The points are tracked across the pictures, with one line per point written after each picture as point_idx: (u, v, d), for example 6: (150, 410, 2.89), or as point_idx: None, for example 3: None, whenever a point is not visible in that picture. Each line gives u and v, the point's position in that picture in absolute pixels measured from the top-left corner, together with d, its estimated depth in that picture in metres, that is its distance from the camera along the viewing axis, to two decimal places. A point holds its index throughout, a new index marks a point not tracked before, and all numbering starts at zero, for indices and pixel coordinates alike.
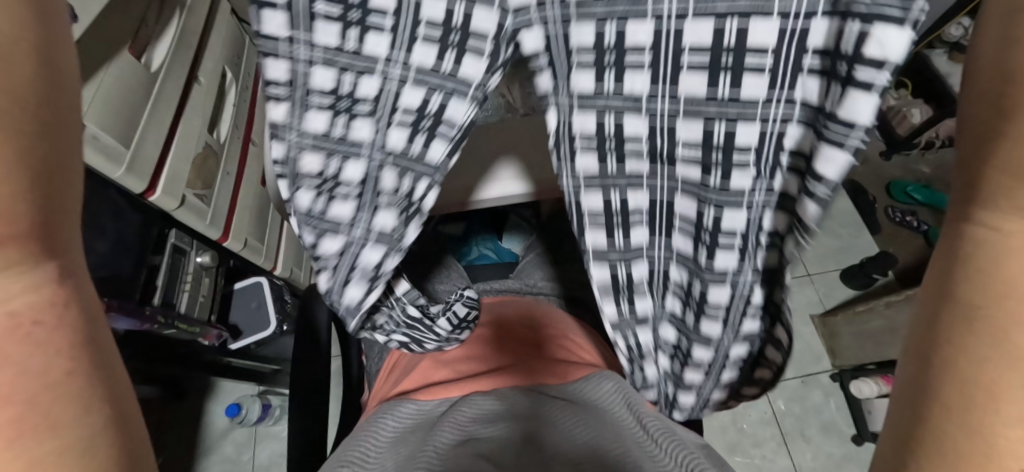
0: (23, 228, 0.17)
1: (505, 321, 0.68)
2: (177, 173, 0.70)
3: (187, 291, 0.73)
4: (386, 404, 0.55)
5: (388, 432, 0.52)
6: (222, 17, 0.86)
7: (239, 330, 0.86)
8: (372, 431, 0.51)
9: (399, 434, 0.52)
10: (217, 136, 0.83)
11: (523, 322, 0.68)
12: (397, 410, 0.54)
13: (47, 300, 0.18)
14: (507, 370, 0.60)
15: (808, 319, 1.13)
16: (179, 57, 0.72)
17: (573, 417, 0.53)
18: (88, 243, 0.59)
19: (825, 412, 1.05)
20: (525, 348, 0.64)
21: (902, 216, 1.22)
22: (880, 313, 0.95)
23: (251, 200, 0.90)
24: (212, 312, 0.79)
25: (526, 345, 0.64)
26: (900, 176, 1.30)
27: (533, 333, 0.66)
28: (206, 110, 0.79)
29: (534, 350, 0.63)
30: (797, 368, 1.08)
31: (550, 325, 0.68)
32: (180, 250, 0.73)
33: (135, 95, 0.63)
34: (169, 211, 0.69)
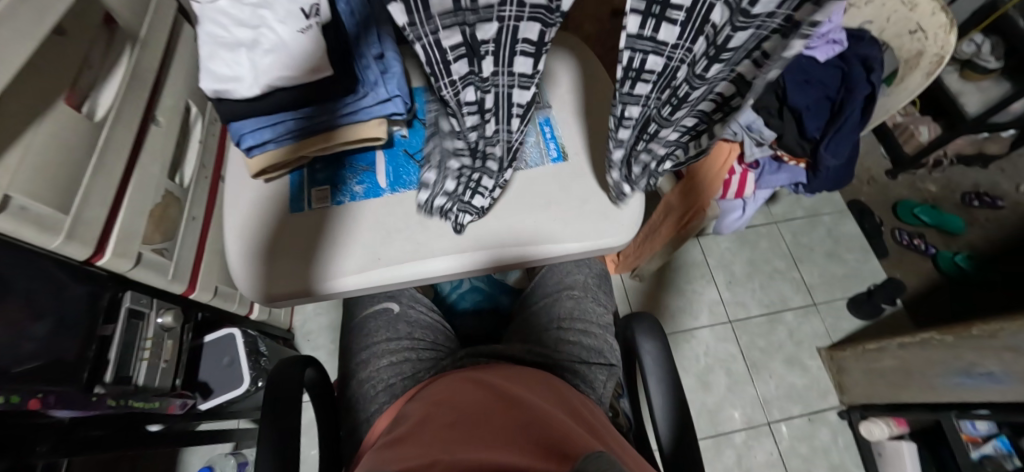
0: None
1: (512, 380, 0.56)
2: (130, 231, 0.63)
3: (146, 360, 0.67)
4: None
5: None
6: (183, 44, 0.77)
7: (210, 388, 0.79)
8: None
9: None
10: (180, 179, 0.75)
11: (535, 385, 0.56)
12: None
13: None
14: (508, 434, 0.47)
15: (814, 351, 1.08)
16: (130, 100, 0.64)
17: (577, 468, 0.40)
18: (22, 328, 0.52)
19: (833, 452, 1.01)
20: (535, 407, 0.51)
21: (909, 239, 1.18)
22: (893, 354, 0.89)
23: (220, 243, 0.83)
24: (177, 376, 0.73)
25: (536, 405, 0.51)
26: (906, 196, 1.25)
27: (546, 397, 0.54)
28: (165, 152, 0.71)
29: (546, 410, 0.51)
30: (803, 404, 1.04)
31: (565, 393, 0.56)
32: (136, 314, 0.66)
33: (75, 150, 0.55)
34: (122, 272, 0.62)
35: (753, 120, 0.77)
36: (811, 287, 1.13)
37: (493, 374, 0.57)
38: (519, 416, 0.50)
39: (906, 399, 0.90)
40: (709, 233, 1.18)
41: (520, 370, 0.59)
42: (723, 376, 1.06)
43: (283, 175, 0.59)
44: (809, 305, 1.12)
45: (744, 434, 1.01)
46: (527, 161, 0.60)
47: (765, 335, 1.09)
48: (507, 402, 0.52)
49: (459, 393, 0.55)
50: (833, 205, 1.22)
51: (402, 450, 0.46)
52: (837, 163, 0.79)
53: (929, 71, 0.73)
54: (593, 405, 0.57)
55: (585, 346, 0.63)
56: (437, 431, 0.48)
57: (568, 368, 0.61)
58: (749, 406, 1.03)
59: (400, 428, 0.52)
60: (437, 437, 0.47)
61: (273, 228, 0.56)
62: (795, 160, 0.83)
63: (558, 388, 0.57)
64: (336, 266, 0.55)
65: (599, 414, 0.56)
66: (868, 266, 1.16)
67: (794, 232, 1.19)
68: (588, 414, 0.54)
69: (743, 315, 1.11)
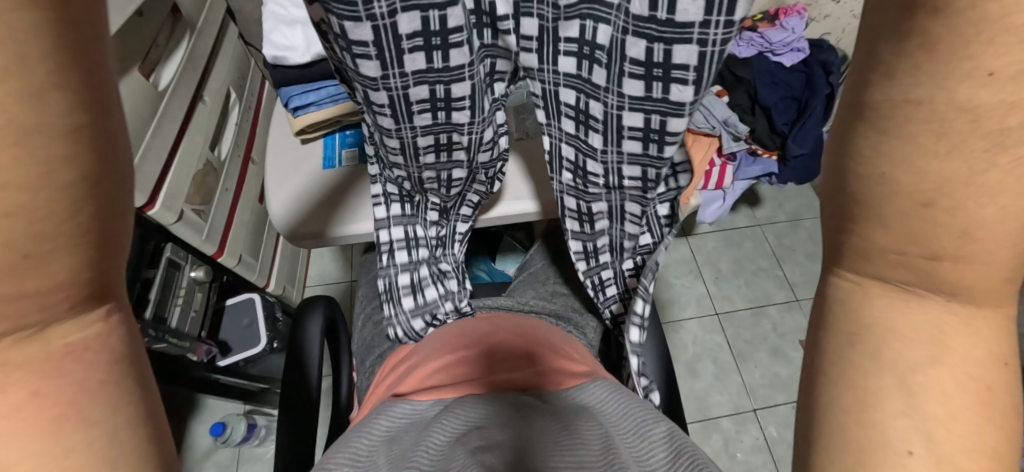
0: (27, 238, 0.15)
1: (501, 319, 0.62)
2: (177, 188, 0.71)
3: (179, 307, 0.74)
4: (380, 405, 0.50)
5: (378, 435, 0.47)
6: (230, 41, 0.88)
7: (229, 346, 0.86)
8: (363, 431, 0.46)
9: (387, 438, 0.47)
10: (218, 153, 0.84)
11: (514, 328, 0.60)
12: (390, 414, 0.49)
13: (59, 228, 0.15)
14: (505, 372, 0.54)
15: (797, 344, 1.13)
16: (185, 78, 0.74)
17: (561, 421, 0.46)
18: None
19: None
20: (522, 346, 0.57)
21: None
22: None
23: (247, 216, 0.91)
24: (203, 327, 0.80)
25: (522, 341, 0.58)
26: None
27: (529, 327, 0.60)
28: (209, 128, 0.80)
29: (528, 347, 0.57)
30: (788, 393, 1.09)
31: (540, 325, 0.62)
32: (174, 265, 0.73)
33: (141, 113, 0.64)
34: (165, 224, 0.69)
35: (726, 116, 0.89)
36: (794, 284, 1.20)
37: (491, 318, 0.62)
38: (509, 356, 0.56)
39: None
40: (697, 232, 1.27)
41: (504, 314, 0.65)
42: (710, 365, 1.11)
43: (318, 138, 0.66)
44: (792, 301, 1.18)
45: (730, 419, 1.06)
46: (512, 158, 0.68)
47: (750, 328, 1.15)
48: (502, 337, 0.58)
49: (456, 328, 0.60)
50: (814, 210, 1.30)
51: (417, 388, 0.54)
52: (803, 154, 0.89)
53: None
54: (568, 338, 0.62)
55: (576, 299, 0.72)
56: (449, 371, 0.55)
57: (561, 316, 0.70)
58: (734, 393, 1.08)
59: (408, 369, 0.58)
60: (449, 376, 0.55)
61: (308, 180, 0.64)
62: (768, 153, 0.94)
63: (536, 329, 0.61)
64: (346, 216, 0.62)
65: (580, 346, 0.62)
66: None
67: (777, 234, 1.27)
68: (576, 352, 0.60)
69: (730, 308, 1.17)
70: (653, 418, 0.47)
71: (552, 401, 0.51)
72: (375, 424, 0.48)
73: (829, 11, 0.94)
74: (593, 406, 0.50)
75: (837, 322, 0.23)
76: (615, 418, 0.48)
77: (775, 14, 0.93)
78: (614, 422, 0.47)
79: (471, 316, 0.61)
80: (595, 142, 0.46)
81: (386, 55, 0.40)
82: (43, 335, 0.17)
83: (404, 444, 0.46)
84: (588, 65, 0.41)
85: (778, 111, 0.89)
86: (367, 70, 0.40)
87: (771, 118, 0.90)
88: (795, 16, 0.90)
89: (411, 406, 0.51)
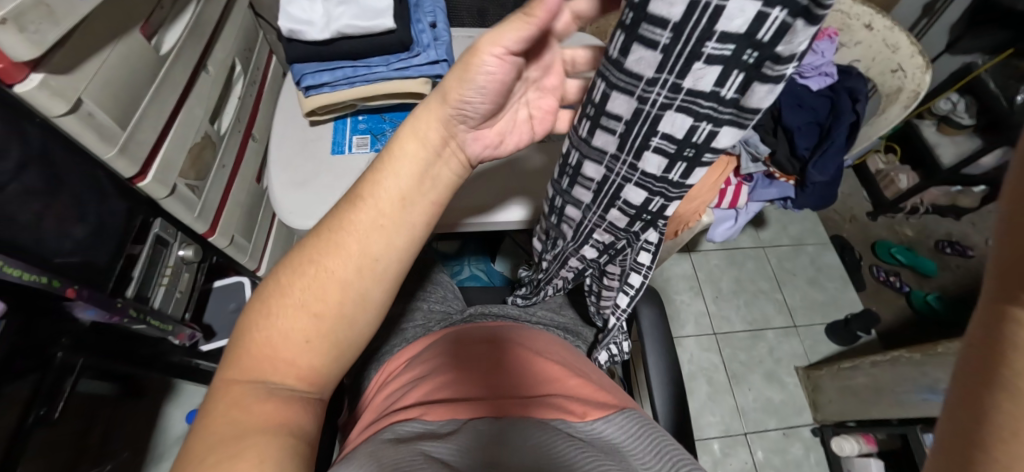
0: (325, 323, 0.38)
1: (510, 338, 0.57)
2: (171, 160, 0.66)
3: (163, 286, 0.70)
4: (388, 425, 0.45)
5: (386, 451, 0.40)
6: (239, 9, 0.83)
7: (213, 331, 0.85)
8: (375, 449, 0.41)
9: (391, 448, 0.41)
10: (218, 127, 0.80)
11: (523, 344, 0.56)
12: (397, 430, 0.44)
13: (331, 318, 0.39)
14: (520, 395, 0.49)
15: (792, 370, 1.13)
16: (189, 43, 0.69)
17: (592, 452, 0.42)
18: (65, 228, 0.57)
19: (805, 466, 1.04)
20: (534, 365, 0.53)
21: (886, 276, 1.24)
22: (865, 372, 0.93)
23: (242, 194, 0.86)
24: (187, 309, 0.76)
25: (536, 362, 0.53)
26: (885, 237, 1.32)
27: (542, 350, 0.56)
28: (209, 99, 0.75)
29: (543, 369, 0.52)
30: (779, 419, 1.08)
31: (551, 344, 0.58)
32: (162, 242, 0.70)
33: (141, 75, 0.59)
34: (156, 199, 0.65)
35: (750, 136, 0.94)
36: (793, 309, 1.20)
37: (495, 334, 0.58)
38: (523, 379, 0.51)
39: (874, 415, 0.94)
40: (700, 249, 1.25)
41: (513, 325, 0.61)
42: (704, 385, 1.10)
43: (329, 121, 0.63)
44: (790, 326, 1.17)
45: (721, 442, 1.04)
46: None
47: (746, 350, 1.14)
48: (514, 357, 0.53)
49: (463, 346, 0.56)
50: (817, 236, 1.30)
51: (427, 402, 0.48)
52: (822, 180, 0.96)
53: (906, 104, 0.91)
54: (581, 359, 0.58)
55: (581, 313, 0.70)
56: (462, 386, 0.49)
57: (569, 330, 0.67)
58: (727, 415, 1.07)
59: (415, 380, 0.52)
60: (455, 393, 0.49)
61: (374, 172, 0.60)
62: (785, 177, 1.01)
63: (550, 348, 0.57)
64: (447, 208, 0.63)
65: (589, 364, 0.59)
66: (847, 296, 1.22)
67: (779, 257, 1.26)
68: (591, 371, 0.56)
69: (728, 329, 1.16)
70: (683, 461, 0.42)
71: (575, 431, 0.45)
72: (378, 441, 0.43)
73: (860, 38, 0.94)
74: (620, 438, 0.45)
75: (1015, 363, 0.22)
76: (643, 455, 0.43)
77: None
78: (647, 459, 0.43)
79: (481, 337, 0.57)
80: (613, 211, 0.45)
81: (671, 58, 0.32)
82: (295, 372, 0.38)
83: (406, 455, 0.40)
84: (682, 167, 0.38)
85: (801, 135, 0.95)
86: (636, 56, 0.33)
87: (793, 141, 0.96)
88: (827, 41, 0.94)
89: (423, 425, 0.45)
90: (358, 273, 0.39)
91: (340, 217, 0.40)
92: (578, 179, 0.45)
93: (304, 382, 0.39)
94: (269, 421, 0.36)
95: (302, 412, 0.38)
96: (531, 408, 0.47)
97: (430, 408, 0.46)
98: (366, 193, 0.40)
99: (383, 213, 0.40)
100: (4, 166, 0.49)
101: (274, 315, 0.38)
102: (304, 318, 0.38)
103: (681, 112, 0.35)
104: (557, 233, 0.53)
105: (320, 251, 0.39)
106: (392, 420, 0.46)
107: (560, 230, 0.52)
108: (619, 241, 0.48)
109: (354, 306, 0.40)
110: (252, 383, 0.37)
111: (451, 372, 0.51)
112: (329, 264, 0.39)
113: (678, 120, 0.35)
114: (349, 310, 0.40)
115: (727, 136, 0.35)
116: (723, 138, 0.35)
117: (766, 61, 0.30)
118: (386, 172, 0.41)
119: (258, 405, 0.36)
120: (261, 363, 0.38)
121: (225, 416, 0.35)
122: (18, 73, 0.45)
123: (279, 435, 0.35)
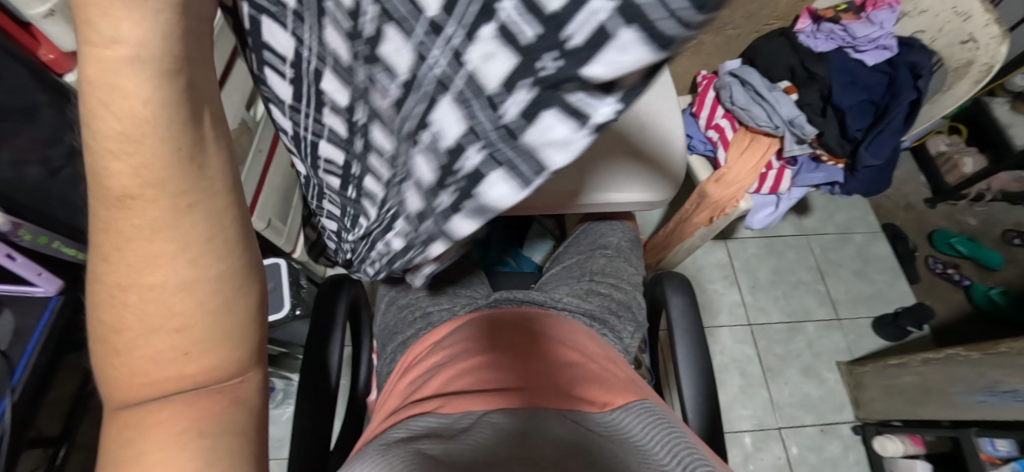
0: (194, 305, 0.21)
1: (535, 326, 0.57)
2: None
3: None
4: (402, 421, 0.45)
5: (389, 452, 0.39)
6: None
7: None
8: (381, 446, 0.41)
9: (397, 444, 0.41)
10: (252, 112, 0.82)
11: (545, 335, 0.55)
12: (412, 424, 0.44)
13: (196, 305, 0.21)
14: (542, 386, 0.48)
15: (834, 365, 1.08)
16: None
17: (603, 450, 0.41)
18: None
19: (842, 465, 1.00)
20: (555, 358, 0.52)
21: (943, 268, 1.16)
22: (914, 370, 0.88)
23: (278, 178, 0.89)
24: None
25: (559, 353, 0.52)
26: (944, 227, 1.23)
27: (569, 341, 0.55)
28: (246, 85, 0.77)
29: (565, 360, 0.51)
30: (816, 415, 1.04)
31: (579, 333, 0.57)
32: None
33: None
34: None
35: (795, 116, 0.90)
36: (837, 301, 1.14)
37: (517, 323, 0.57)
38: (546, 369, 0.50)
39: (923, 416, 0.89)
40: (737, 237, 1.20)
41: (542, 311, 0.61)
42: (737, 378, 1.06)
43: None
44: (832, 319, 1.12)
45: (753, 436, 1.01)
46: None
47: (784, 343, 1.10)
48: (538, 348, 0.53)
49: (491, 335, 0.55)
50: (866, 225, 1.22)
51: (447, 392, 0.48)
52: (876, 164, 0.91)
53: (976, 79, 0.86)
54: (608, 347, 0.58)
55: (614, 299, 0.68)
56: (483, 377, 0.49)
57: (596, 317, 0.65)
58: (760, 409, 1.04)
59: (436, 369, 0.53)
60: (477, 382, 0.49)
61: None
62: (833, 161, 0.95)
63: (575, 338, 0.56)
64: None
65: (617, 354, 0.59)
66: (897, 289, 1.15)
67: (824, 247, 1.19)
68: (615, 361, 0.55)
69: (764, 320, 1.12)
70: (699, 459, 0.41)
71: (593, 424, 0.45)
72: (392, 434, 0.43)
73: (925, 6, 0.88)
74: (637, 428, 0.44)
75: None
76: (657, 449, 0.42)
77: (861, 6, 0.92)
78: (660, 452, 0.42)
79: (504, 323, 0.57)
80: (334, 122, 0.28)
81: None
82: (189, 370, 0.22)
83: (412, 451, 0.39)
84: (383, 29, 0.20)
85: (854, 116, 0.90)
86: None
87: (845, 122, 0.90)
88: (886, 11, 0.90)
89: (437, 419, 0.45)
90: (193, 262, 0.21)
91: (106, 227, 0.21)
92: (275, 74, 0.27)
93: (209, 371, 0.23)
94: (187, 428, 0.22)
95: (245, 408, 0.24)
96: (550, 399, 0.46)
97: (445, 403, 0.46)
98: (118, 183, 0.20)
99: (172, 179, 0.20)
100: (57, 152, 0.54)
101: (128, 335, 0.21)
102: (161, 319, 0.21)
103: (390, 27, 0.19)
104: (312, 177, 0.35)
105: (124, 275, 0.21)
106: (405, 415, 0.46)
107: (310, 164, 0.33)
108: (351, 180, 0.31)
109: (196, 283, 0.21)
110: (147, 403, 0.22)
111: (472, 365, 0.51)
112: (151, 281, 0.21)
113: (399, 45, 0.20)
114: (195, 286, 0.21)
115: (500, 195, 0.20)
116: (493, 194, 0.20)
117: (574, 82, 0.15)
118: (106, 97, 0.19)
119: (163, 421, 0.22)
120: (140, 378, 0.22)
121: (118, 448, 0.22)
122: (66, 63, 0.50)
123: (210, 449, 0.22)
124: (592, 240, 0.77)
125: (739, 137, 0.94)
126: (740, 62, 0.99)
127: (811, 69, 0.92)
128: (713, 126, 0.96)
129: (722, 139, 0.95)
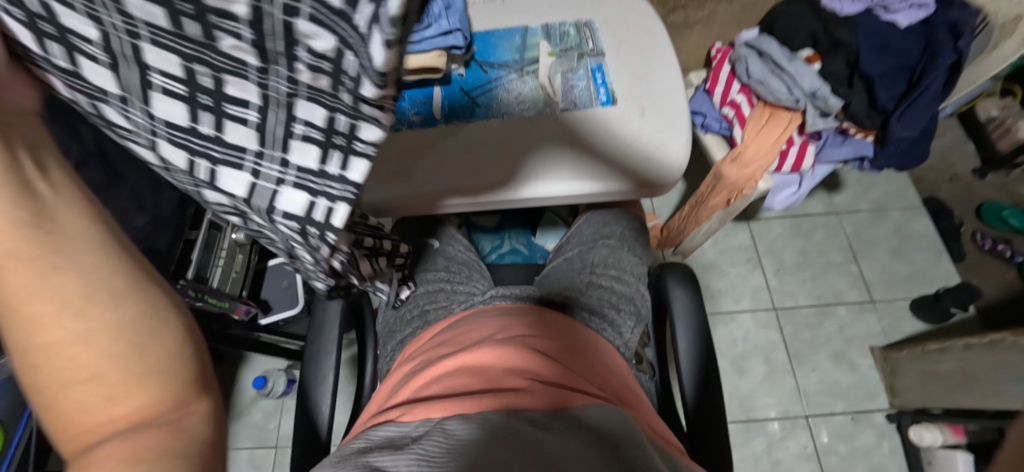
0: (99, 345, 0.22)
1: (501, 327, 0.56)
2: None
3: (220, 266, 0.76)
4: (364, 433, 0.46)
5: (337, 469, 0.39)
6: None
7: (270, 305, 0.87)
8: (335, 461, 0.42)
9: (350, 458, 0.42)
10: None
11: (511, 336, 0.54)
12: (372, 436, 0.45)
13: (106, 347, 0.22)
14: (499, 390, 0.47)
15: (867, 350, 1.02)
16: None
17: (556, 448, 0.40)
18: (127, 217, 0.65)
19: (876, 454, 0.95)
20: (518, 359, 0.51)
21: (992, 244, 1.07)
22: (956, 356, 0.82)
23: None
24: (246, 287, 0.82)
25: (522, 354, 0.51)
26: (995, 198, 1.13)
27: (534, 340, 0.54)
28: None
29: (528, 361, 0.51)
30: (847, 403, 0.99)
31: (548, 331, 0.56)
32: (215, 227, 0.76)
33: None
34: None
35: (817, 87, 0.83)
36: (870, 283, 1.07)
37: (484, 323, 0.57)
38: (507, 372, 0.49)
39: (965, 405, 0.83)
40: (761, 218, 1.14)
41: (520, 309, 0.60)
42: (760, 365, 1.03)
43: None
44: (865, 302, 1.06)
45: (778, 424, 0.98)
46: (574, 71, 0.64)
47: (812, 328, 1.05)
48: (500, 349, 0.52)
49: (457, 341, 0.55)
50: (904, 200, 1.14)
51: (409, 401, 0.49)
52: (910, 135, 0.83)
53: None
54: (583, 343, 0.56)
55: (615, 292, 0.67)
56: (445, 382, 0.49)
57: (596, 310, 0.64)
58: (785, 396, 1.00)
59: (406, 378, 0.53)
60: (438, 388, 0.49)
61: (399, 148, 0.61)
62: (862, 134, 0.88)
63: (542, 337, 0.55)
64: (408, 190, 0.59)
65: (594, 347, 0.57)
66: (939, 268, 1.08)
67: (856, 225, 1.12)
68: (586, 359, 0.54)
69: (791, 304, 1.07)
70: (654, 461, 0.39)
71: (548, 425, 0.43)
72: (353, 447, 0.44)
73: None
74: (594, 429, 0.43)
75: None
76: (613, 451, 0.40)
77: None
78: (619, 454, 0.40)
79: (471, 326, 0.57)
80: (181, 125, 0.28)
81: None
82: (124, 403, 0.22)
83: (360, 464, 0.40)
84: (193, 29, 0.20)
85: (884, 84, 0.82)
86: None
87: (873, 91, 0.83)
88: None
89: (394, 429, 0.45)
90: (82, 312, 0.22)
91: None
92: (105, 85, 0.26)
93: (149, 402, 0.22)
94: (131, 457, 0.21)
95: (190, 432, 0.23)
96: (507, 400, 0.45)
97: (405, 411, 0.47)
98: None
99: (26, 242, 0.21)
100: None
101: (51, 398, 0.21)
102: (75, 368, 0.21)
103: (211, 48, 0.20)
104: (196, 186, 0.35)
105: (28, 343, 0.21)
106: (370, 427, 0.48)
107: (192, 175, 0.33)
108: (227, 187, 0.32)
109: (95, 325, 0.22)
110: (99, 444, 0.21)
111: (436, 371, 0.51)
112: (57, 333, 0.21)
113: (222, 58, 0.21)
114: (96, 329, 0.22)
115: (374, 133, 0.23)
116: (370, 134, 0.23)
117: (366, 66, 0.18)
118: None
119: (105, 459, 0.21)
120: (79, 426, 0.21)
121: None
122: None
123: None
124: (594, 230, 0.75)
125: (757, 113, 0.88)
126: (757, 31, 0.93)
127: (836, 35, 0.85)
128: (728, 102, 0.91)
129: (738, 116, 0.90)
